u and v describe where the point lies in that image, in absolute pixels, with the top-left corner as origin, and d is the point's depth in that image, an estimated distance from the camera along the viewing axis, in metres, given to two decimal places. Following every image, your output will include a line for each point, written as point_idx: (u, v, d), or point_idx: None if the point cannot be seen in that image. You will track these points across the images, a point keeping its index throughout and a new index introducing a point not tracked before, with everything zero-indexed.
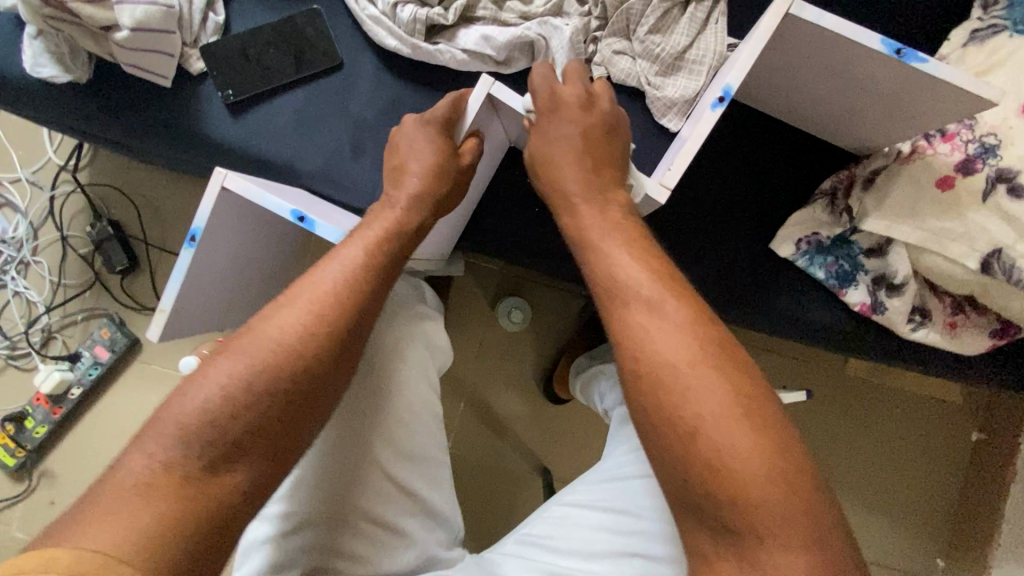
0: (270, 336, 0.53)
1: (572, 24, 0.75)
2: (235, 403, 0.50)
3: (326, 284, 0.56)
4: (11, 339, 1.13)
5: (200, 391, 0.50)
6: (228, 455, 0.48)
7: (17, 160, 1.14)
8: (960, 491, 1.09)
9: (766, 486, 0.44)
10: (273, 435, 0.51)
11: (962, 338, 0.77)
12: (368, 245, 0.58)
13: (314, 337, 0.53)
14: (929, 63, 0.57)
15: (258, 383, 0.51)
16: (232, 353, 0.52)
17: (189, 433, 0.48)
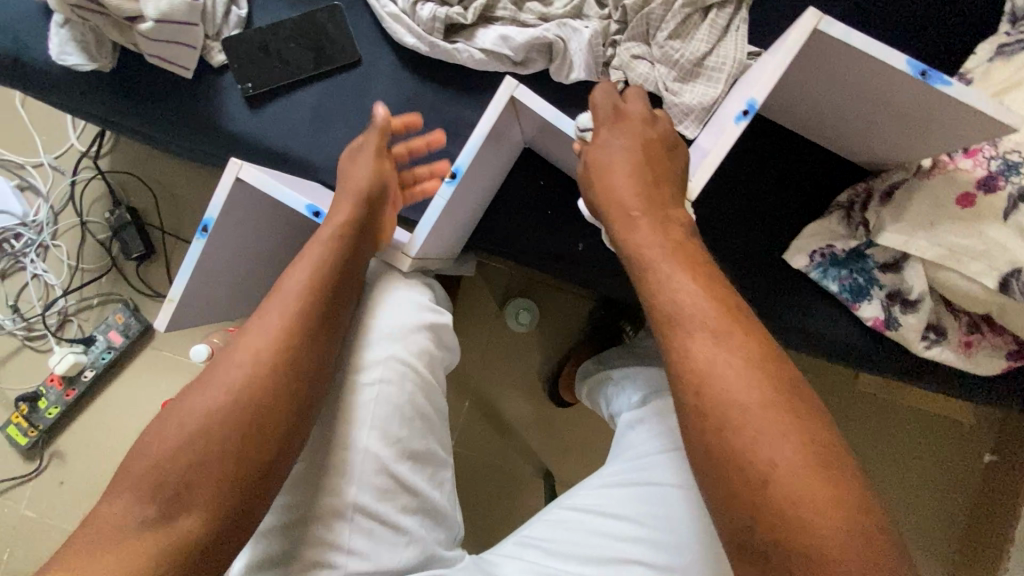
0: (219, 373, 0.55)
1: (592, 27, 0.75)
2: (191, 438, 0.52)
3: (290, 297, 0.59)
4: (28, 321, 1.15)
5: (158, 435, 0.52)
6: (192, 493, 0.50)
7: (41, 145, 1.17)
8: (969, 513, 1.07)
9: (790, 494, 0.44)
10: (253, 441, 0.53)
11: (977, 358, 0.76)
12: (320, 266, 0.60)
13: (256, 365, 0.55)
14: (953, 86, 0.56)
15: (212, 416, 0.53)
16: (193, 392, 0.54)
17: (151, 481, 0.50)
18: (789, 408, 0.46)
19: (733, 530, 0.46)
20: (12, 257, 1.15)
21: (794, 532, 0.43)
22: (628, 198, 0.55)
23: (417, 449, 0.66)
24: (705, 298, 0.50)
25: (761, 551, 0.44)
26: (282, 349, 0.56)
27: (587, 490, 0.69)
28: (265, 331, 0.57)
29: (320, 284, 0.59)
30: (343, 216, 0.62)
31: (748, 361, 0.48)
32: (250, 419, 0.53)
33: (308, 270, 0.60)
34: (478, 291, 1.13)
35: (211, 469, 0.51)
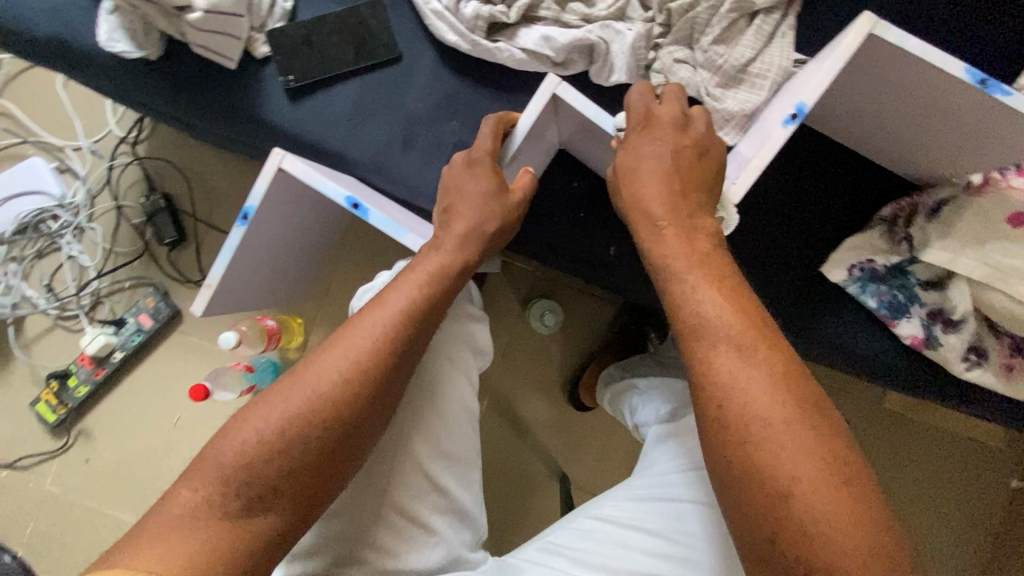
0: (317, 378, 0.54)
1: (635, 30, 0.74)
2: (284, 442, 0.52)
3: (366, 334, 0.56)
4: (62, 300, 1.17)
5: (254, 425, 0.52)
6: (273, 496, 0.51)
7: (81, 129, 1.19)
8: (994, 541, 1.03)
9: (835, 526, 0.42)
10: (307, 479, 0.52)
11: (1018, 383, 0.74)
12: (423, 287, 0.58)
13: (356, 382, 0.55)
14: (1013, 97, 0.54)
15: (308, 424, 0.53)
16: (285, 389, 0.54)
17: (238, 474, 0.50)
18: (809, 422, 0.45)
19: (755, 546, 0.45)
20: (49, 238, 1.17)
21: (814, 549, 0.42)
22: (654, 206, 0.54)
23: (451, 450, 0.65)
24: (726, 310, 0.49)
25: (781, 565, 0.43)
26: (383, 373, 0.56)
27: (616, 502, 0.68)
28: (366, 348, 0.56)
29: (421, 309, 0.58)
30: (451, 242, 0.61)
31: (772, 375, 0.46)
32: (337, 438, 0.54)
33: (413, 290, 0.58)
34: (502, 291, 1.12)
35: (295, 477, 0.52)
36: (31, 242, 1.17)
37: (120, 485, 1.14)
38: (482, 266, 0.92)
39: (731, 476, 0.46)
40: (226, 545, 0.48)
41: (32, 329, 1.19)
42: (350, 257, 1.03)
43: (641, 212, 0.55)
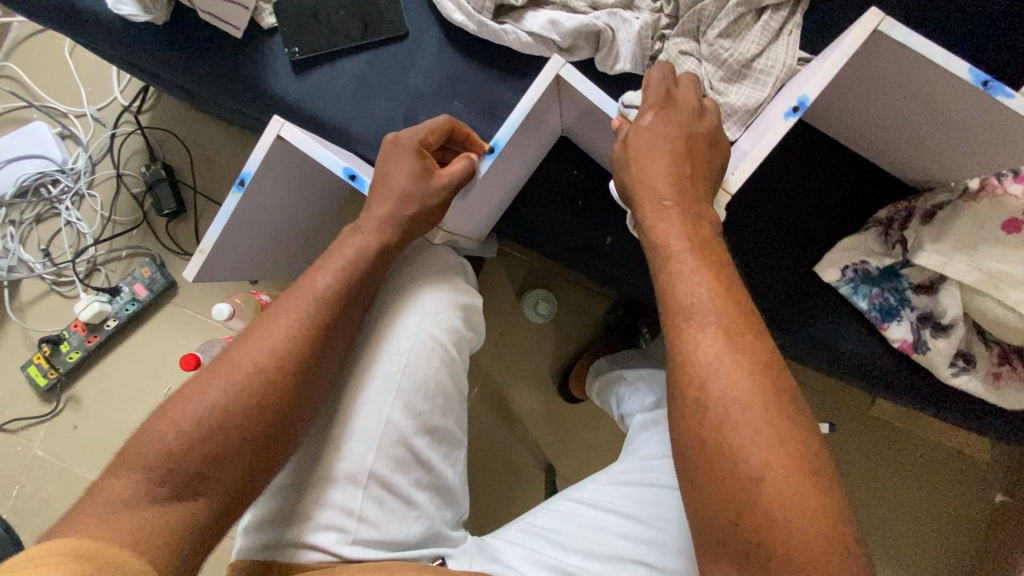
0: (233, 369, 0.55)
1: (642, 18, 0.74)
2: (204, 427, 0.52)
3: (290, 317, 0.58)
4: (57, 266, 1.17)
5: (175, 417, 0.53)
6: (195, 481, 0.51)
7: (86, 96, 1.19)
8: (974, 554, 1.04)
9: (799, 512, 0.42)
10: (238, 461, 0.53)
11: (1004, 391, 0.74)
12: (343, 272, 0.60)
13: (270, 365, 0.55)
14: (1015, 99, 0.54)
15: (227, 408, 0.53)
16: (210, 376, 0.55)
17: (158, 466, 0.51)
18: (786, 413, 0.45)
19: (715, 529, 0.45)
20: (48, 203, 1.17)
21: (776, 534, 0.42)
22: (661, 185, 0.53)
23: (437, 425, 0.66)
24: (715, 295, 0.49)
25: (742, 548, 0.44)
26: (303, 355, 0.57)
27: (596, 485, 0.69)
28: (278, 337, 0.57)
29: (340, 291, 0.59)
30: (366, 228, 0.61)
31: (752, 364, 0.46)
32: (257, 420, 0.54)
33: (334, 273, 0.60)
34: (499, 279, 1.12)
35: (220, 460, 0.52)
36: (29, 207, 1.17)
37: (108, 453, 1.14)
38: (478, 250, 0.93)
39: (702, 457, 0.46)
40: (156, 529, 0.48)
41: (27, 293, 1.19)
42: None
43: (639, 195, 0.54)
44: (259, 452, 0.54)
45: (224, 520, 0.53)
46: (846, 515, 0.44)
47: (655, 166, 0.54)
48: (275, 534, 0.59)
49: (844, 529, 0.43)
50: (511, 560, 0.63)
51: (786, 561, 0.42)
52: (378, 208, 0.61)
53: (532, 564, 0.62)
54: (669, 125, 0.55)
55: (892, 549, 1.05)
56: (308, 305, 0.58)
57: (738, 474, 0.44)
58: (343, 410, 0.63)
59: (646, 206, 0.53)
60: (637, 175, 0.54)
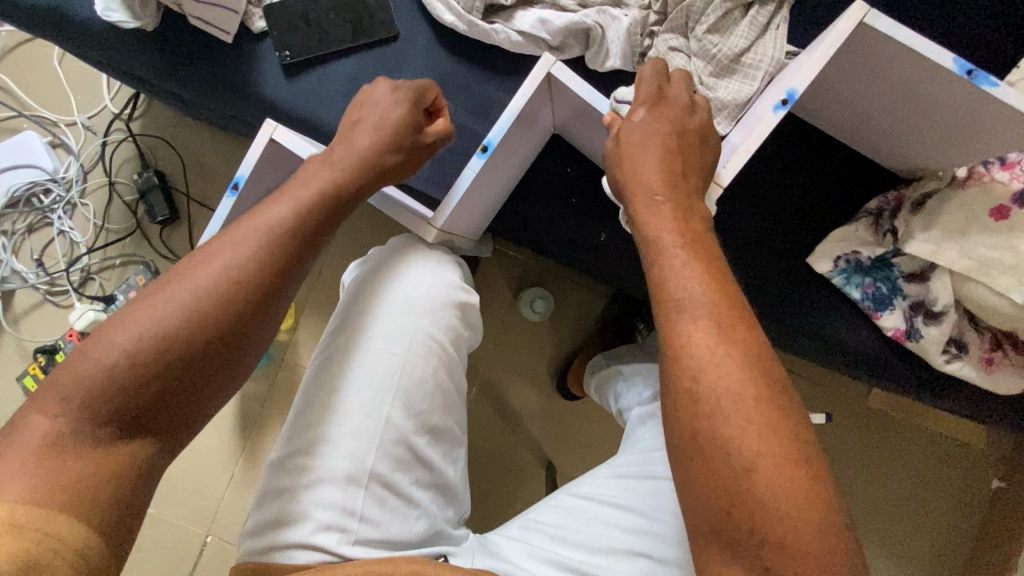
0: (181, 288, 0.51)
1: (630, 16, 0.75)
2: (143, 356, 0.48)
3: (246, 240, 0.53)
4: (51, 276, 1.16)
5: (108, 344, 0.48)
6: (143, 419, 0.48)
7: (76, 104, 1.19)
8: (973, 540, 1.04)
9: (791, 500, 0.43)
10: (186, 389, 0.50)
11: (997, 377, 0.75)
12: (302, 204, 0.56)
13: (226, 289, 0.51)
14: (1000, 88, 0.55)
15: (173, 338, 0.49)
16: (157, 295, 0.51)
17: (94, 394, 0.47)
18: (777, 403, 0.46)
19: (708, 519, 0.46)
20: (40, 212, 1.17)
21: (768, 523, 0.43)
22: (653, 180, 0.54)
23: (437, 425, 0.66)
24: (708, 288, 0.49)
25: (734, 537, 0.44)
26: (260, 285, 0.53)
27: (596, 479, 0.70)
28: (235, 258, 0.53)
29: (301, 228, 0.56)
30: (335, 169, 0.59)
31: (744, 356, 0.47)
32: (208, 354, 0.51)
33: (295, 207, 0.56)
34: (494, 279, 1.12)
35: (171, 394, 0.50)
36: (21, 216, 1.17)
37: None
38: (473, 249, 0.93)
39: (695, 448, 0.46)
40: (106, 476, 0.46)
41: (20, 304, 1.18)
42: (359, 247, 1.07)
43: (632, 191, 0.55)
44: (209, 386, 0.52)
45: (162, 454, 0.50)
46: (837, 502, 0.44)
47: (647, 161, 0.54)
48: (273, 536, 0.59)
49: (833, 516, 0.43)
50: (512, 556, 0.63)
51: (777, 548, 0.43)
52: (349, 153, 0.59)
53: (535, 561, 0.62)
54: (660, 121, 0.55)
55: (889, 538, 1.06)
56: (273, 234, 0.54)
57: (728, 462, 0.45)
58: (339, 407, 0.63)
59: (639, 201, 0.54)
60: (630, 171, 0.55)
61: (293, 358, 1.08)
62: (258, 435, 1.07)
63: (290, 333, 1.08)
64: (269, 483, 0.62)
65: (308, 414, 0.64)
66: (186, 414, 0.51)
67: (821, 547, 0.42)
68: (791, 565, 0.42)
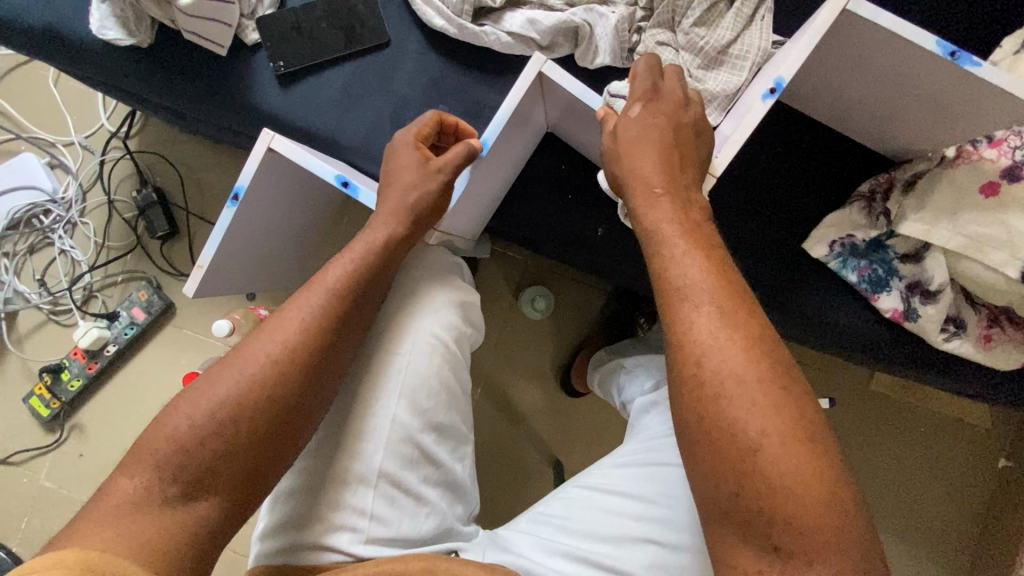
0: (246, 359, 0.55)
1: (617, 13, 0.77)
2: (210, 427, 0.52)
3: (302, 311, 0.57)
4: (54, 295, 1.17)
5: (190, 405, 0.52)
6: (214, 477, 0.51)
7: (73, 125, 1.20)
8: (982, 520, 1.05)
9: (799, 479, 0.43)
10: (250, 454, 0.53)
11: (997, 353, 0.76)
12: (341, 282, 0.59)
13: (285, 356, 0.55)
14: (982, 67, 0.56)
15: (234, 411, 0.52)
16: (225, 367, 0.55)
17: (174, 459, 0.50)
18: (781, 385, 0.46)
19: (718, 501, 0.46)
20: (41, 233, 1.18)
21: (775, 503, 0.44)
22: (649, 173, 0.54)
23: (442, 422, 0.67)
24: (708, 275, 0.50)
25: (744, 518, 0.45)
26: (314, 349, 0.56)
27: (602, 469, 0.70)
28: (291, 328, 0.56)
29: (348, 294, 0.59)
30: (363, 242, 0.61)
31: (746, 338, 0.48)
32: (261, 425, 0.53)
33: (346, 272, 0.59)
34: (494, 280, 1.13)
35: (229, 463, 0.52)
36: (22, 238, 1.18)
37: None
38: (472, 250, 0.94)
39: (701, 432, 0.47)
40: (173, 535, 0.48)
41: (24, 324, 1.19)
42: None
43: (631, 184, 0.55)
44: (265, 456, 0.54)
45: (232, 516, 0.52)
46: (847, 480, 0.45)
47: (642, 153, 0.55)
48: (287, 537, 0.60)
49: (841, 491, 0.44)
50: (523, 549, 0.64)
51: (786, 528, 0.43)
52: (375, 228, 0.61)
53: (545, 552, 0.63)
54: (655, 115, 0.56)
55: (894, 520, 1.06)
56: (326, 298, 0.58)
57: (735, 445, 0.45)
58: (348, 410, 0.64)
59: (637, 193, 0.55)
60: (626, 164, 0.56)
61: None
62: None
63: None
64: (281, 486, 0.63)
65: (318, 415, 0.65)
66: (252, 478, 0.53)
67: (831, 521, 0.43)
68: (800, 540, 0.43)
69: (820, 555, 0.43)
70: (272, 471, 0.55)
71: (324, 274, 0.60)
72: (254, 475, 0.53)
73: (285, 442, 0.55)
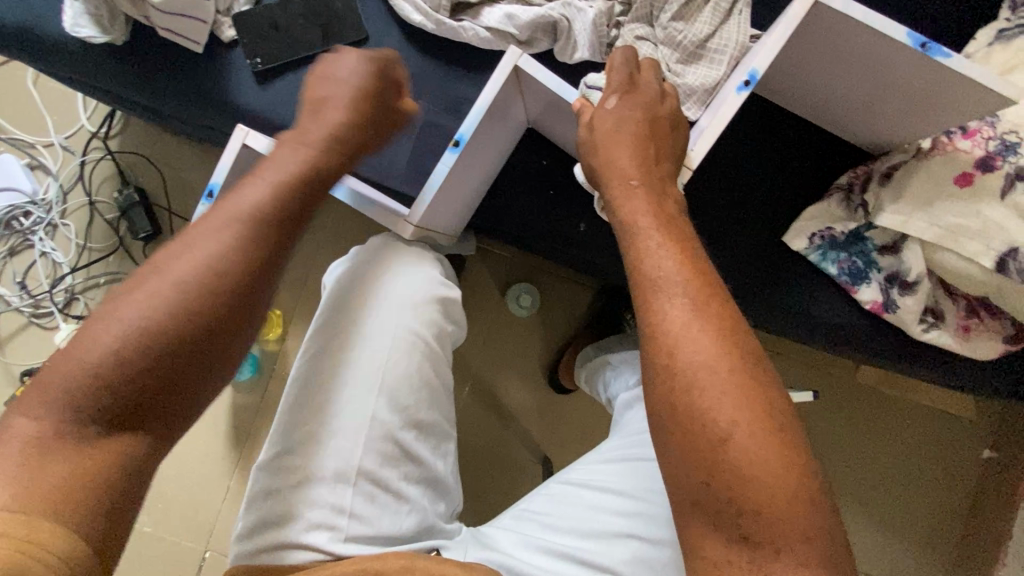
0: (170, 267, 0.50)
1: (596, 7, 0.76)
2: (120, 364, 0.46)
3: (229, 215, 0.53)
4: (35, 298, 1.16)
5: (107, 322, 0.47)
6: (142, 392, 0.47)
7: (52, 125, 1.19)
8: (968, 511, 1.06)
9: (767, 467, 0.44)
10: (177, 366, 0.48)
11: (975, 343, 0.76)
12: (260, 205, 0.54)
13: (211, 259, 0.51)
14: (953, 59, 0.56)
15: (154, 317, 0.48)
16: (144, 279, 0.50)
17: (91, 374, 0.45)
18: (751, 374, 0.47)
19: (689, 491, 0.46)
20: (21, 235, 1.16)
21: (744, 492, 0.44)
22: (626, 166, 0.55)
23: (423, 419, 0.66)
24: (681, 266, 0.50)
25: (714, 507, 0.45)
26: (245, 254, 0.52)
27: (585, 466, 0.70)
28: (220, 229, 0.52)
29: (284, 201, 0.55)
30: (299, 155, 0.58)
31: (716, 329, 0.48)
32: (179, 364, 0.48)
33: (280, 176, 0.56)
34: (480, 278, 1.13)
35: (157, 372, 0.47)
36: (2, 240, 1.16)
37: None
38: (455, 246, 0.94)
39: (671, 421, 0.47)
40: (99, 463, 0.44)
41: (5, 328, 1.17)
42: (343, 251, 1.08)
43: (608, 177, 0.55)
44: (194, 366, 0.49)
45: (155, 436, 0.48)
46: (814, 469, 0.45)
47: (617, 147, 0.55)
48: (263, 537, 0.59)
49: (809, 480, 0.44)
50: (506, 547, 0.64)
51: (754, 516, 0.43)
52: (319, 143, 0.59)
53: (527, 549, 0.63)
54: (632, 107, 0.56)
55: (883, 512, 1.07)
56: (256, 203, 0.54)
57: (705, 434, 0.45)
58: (319, 393, 0.64)
59: (613, 186, 0.55)
60: (603, 157, 0.56)
61: (283, 366, 1.08)
62: (255, 444, 1.08)
63: (279, 342, 1.08)
64: (258, 486, 0.62)
65: (295, 411, 0.64)
66: (181, 394, 0.49)
67: (797, 510, 0.43)
68: (768, 529, 0.43)
69: (787, 544, 0.43)
70: (196, 385, 0.50)
71: (253, 181, 0.55)
72: (182, 388, 0.49)
73: (216, 347, 0.50)
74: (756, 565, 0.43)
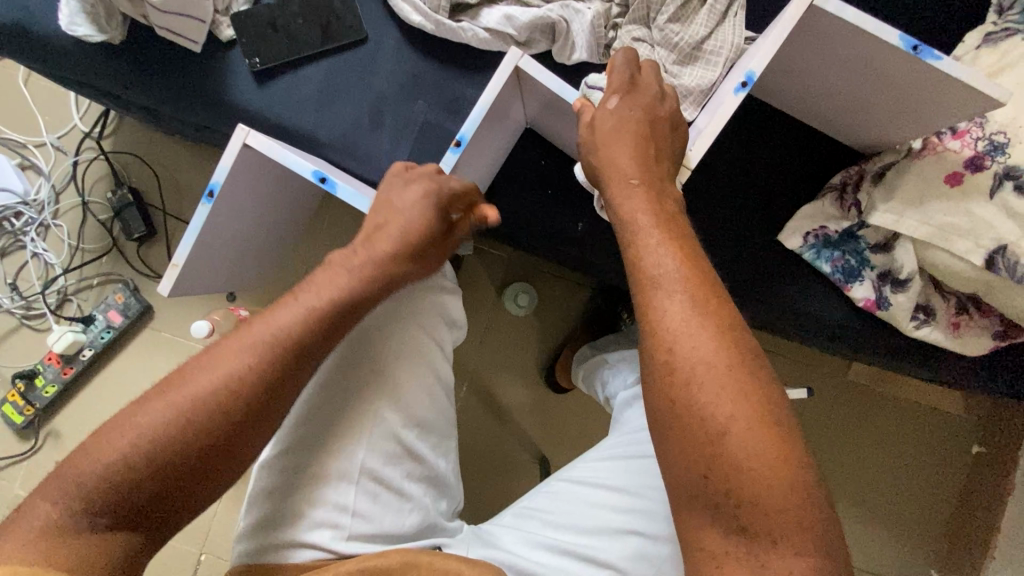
0: (204, 375, 0.52)
1: (593, 9, 0.77)
2: (141, 474, 0.49)
3: (267, 332, 0.54)
4: (27, 299, 1.14)
5: (135, 423, 0.50)
6: (152, 501, 0.49)
7: (44, 125, 1.17)
8: (958, 505, 1.07)
9: (764, 461, 0.44)
10: (189, 482, 0.51)
11: (964, 338, 0.78)
12: (294, 329, 0.55)
13: (240, 383, 0.52)
14: (944, 61, 0.58)
15: (178, 431, 0.50)
16: (181, 381, 0.52)
17: (101, 475, 0.48)
18: (750, 370, 0.47)
19: (688, 485, 0.47)
20: (13, 236, 1.15)
21: (742, 485, 0.45)
22: (626, 165, 0.55)
23: (425, 418, 0.67)
24: (680, 264, 0.51)
25: (713, 499, 0.46)
26: (272, 379, 0.53)
27: (586, 463, 0.71)
28: (255, 346, 0.54)
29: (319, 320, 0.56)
30: (346, 272, 0.59)
31: (716, 325, 0.48)
32: (224, 460, 0.52)
33: (316, 300, 0.57)
34: (476, 278, 1.13)
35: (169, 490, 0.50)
36: None
37: None
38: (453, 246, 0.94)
39: (671, 416, 0.48)
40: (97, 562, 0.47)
41: None
42: None
43: (609, 177, 0.56)
44: (203, 482, 0.52)
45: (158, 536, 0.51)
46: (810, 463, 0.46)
47: (617, 147, 0.56)
48: (266, 536, 0.59)
49: (806, 474, 0.45)
50: (507, 543, 0.64)
51: (752, 509, 0.44)
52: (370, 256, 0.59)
53: (527, 546, 0.63)
54: (632, 107, 0.57)
55: (875, 508, 1.08)
56: (293, 325, 0.55)
57: (702, 428, 0.46)
58: (315, 401, 0.64)
59: (613, 185, 0.56)
60: (603, 157, 0.56)
61: None
62: None
63: None
64: (260, 485, 0.63)
65: (298, 412, 0.64)
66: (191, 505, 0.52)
67: (794, 503, 0.44)
68: (764, 521, 0.44)
69: (783, 535, 0.44)
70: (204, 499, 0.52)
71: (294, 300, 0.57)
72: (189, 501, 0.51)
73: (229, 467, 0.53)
74: (757, 557, 0.44)
